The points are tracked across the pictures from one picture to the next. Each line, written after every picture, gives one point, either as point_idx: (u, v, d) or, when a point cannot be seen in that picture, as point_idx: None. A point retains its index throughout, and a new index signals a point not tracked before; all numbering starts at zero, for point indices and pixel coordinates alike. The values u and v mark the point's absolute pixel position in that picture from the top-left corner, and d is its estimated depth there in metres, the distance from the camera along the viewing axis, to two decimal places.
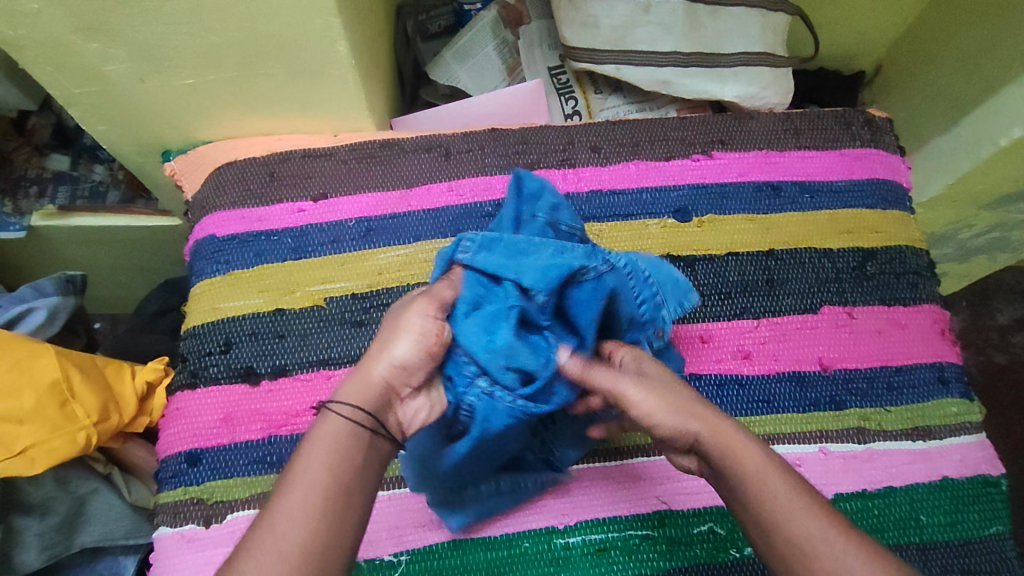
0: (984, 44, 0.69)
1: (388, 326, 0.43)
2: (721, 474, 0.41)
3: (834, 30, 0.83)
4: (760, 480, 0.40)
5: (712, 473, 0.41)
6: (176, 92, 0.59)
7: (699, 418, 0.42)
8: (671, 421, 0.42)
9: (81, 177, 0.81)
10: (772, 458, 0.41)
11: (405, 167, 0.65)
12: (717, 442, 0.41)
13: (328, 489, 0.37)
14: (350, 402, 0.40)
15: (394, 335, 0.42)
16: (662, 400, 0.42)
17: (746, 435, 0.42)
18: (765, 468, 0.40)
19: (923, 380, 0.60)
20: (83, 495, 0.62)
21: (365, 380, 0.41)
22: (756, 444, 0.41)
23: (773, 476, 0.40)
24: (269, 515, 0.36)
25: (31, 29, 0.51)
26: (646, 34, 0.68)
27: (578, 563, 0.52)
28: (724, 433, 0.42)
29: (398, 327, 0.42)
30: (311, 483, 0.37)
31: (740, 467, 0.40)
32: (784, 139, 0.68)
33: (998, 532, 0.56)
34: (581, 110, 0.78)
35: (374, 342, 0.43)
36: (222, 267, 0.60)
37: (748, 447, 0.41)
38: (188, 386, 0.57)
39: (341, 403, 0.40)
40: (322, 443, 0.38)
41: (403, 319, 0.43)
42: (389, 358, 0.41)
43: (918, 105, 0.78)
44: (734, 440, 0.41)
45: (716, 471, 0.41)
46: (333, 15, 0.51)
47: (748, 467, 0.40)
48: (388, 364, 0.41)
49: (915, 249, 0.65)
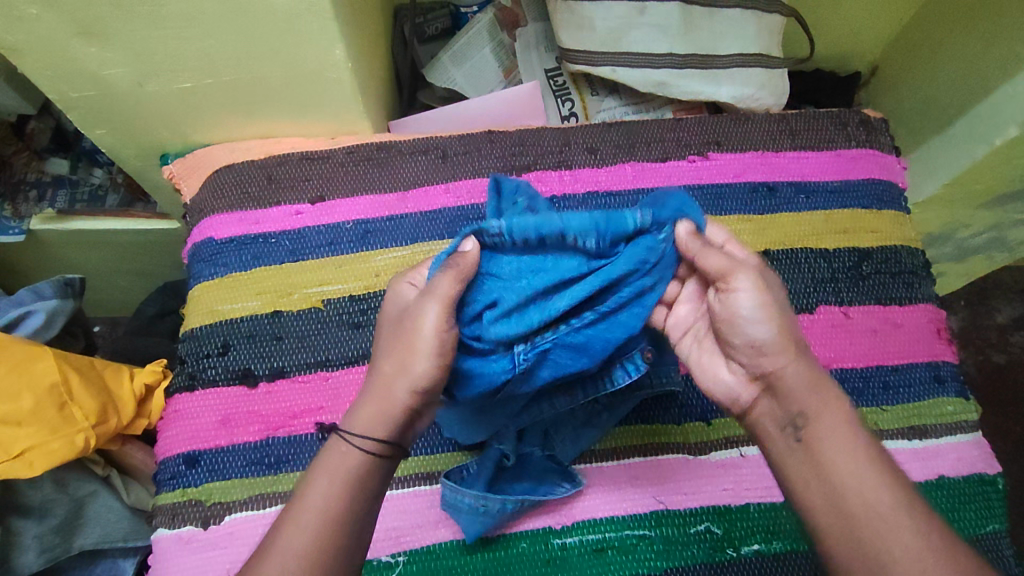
0: (978, 44, 0.69)
1: (396, 340, 0.42)
2: (790, 409, 0.42)
3: (829, 31, 0.84)
4: (840, 431, 0.41)
5: (779, 405, 0.43)
6: (173, 95, 0.60)
7: (794, 353, 0.43)
8: (772, 333, 0.42)
9: (80, 180, 0.82)
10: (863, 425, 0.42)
11: (402, 169, 0.65)
12: (805, 379, 0.42)
13: (331, 512, 0.39)
14: (364, 431, 0.41)
15: (404, 356, 0.41)
16: (772, 310, 0.43)
17: (839, 392, 0.43)
18: (846, 425, 0.41)
19: (920, 379, 0.60)
20: (81, 498, 0.62)
21: (377, 406, 0.42)
22: (848, 405, 0.42)
23: (851, 435, 0.41)
24: (275, 537, 0.39)
25: (29, 34, 0.51)
26: (642, 36, 0.68)
27: (575, 562, 0.52)
28: (817, 377, 0.43)
29: (412, 343, 0.41)
30: (313, 507, 0.39)
31: (821, 413, 0.41)
32: (780, 140, 0.68)
33: (994, 530, 0.56)
34: (578, 112, 0.78)
35: (385, 361, 0.42)
36: (220, 270, 0.61)
37: (837, 402, 0.42)
38: (186, 388, 0.57)
39: (355, 433, 0.41)
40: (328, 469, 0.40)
41: (415, 335, 0.41)
42: (403, 382, 0.41)
43: (913, 105, 0.79)
44: (829, 392, 0.42)
45: (784, 406, 0.42)
46: (330, 18, 0.51)
47: (834, 417, 0.41)
48: (404, 389, 0.41)
49: (910, 248, 0.65)
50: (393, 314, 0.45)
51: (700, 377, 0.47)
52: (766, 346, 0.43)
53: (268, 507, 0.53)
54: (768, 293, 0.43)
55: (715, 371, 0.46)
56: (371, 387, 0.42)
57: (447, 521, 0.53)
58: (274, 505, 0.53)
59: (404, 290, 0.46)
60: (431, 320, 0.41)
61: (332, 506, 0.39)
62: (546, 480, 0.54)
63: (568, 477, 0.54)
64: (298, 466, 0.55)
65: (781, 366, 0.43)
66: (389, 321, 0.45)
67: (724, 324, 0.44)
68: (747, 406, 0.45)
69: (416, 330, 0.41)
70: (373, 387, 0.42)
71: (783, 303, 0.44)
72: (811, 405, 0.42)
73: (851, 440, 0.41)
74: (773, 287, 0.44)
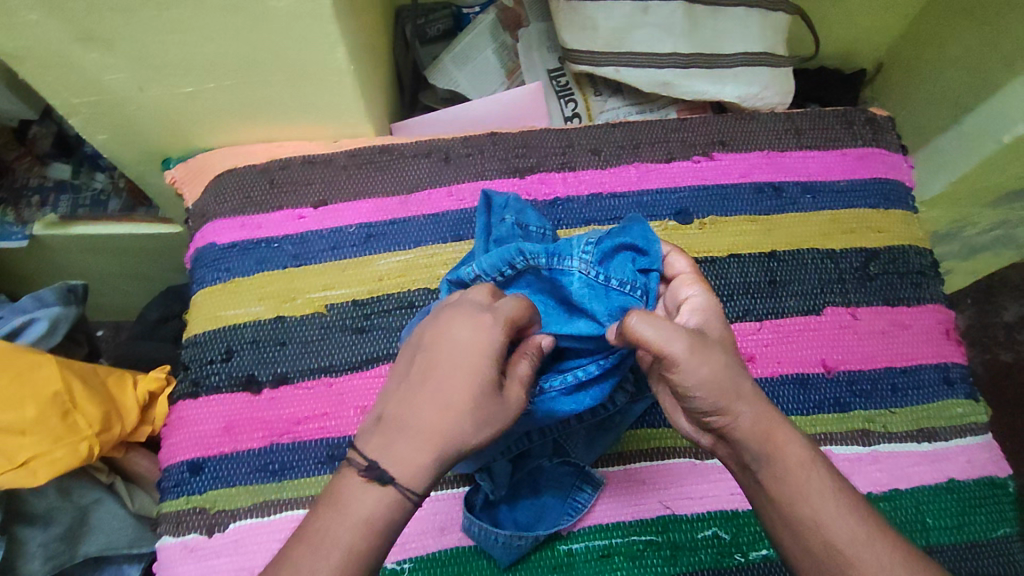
0: (984, 41, 0.68)
1: (479, 403, 0.39)
2: (744, 457, 0.42)
3: (834, 29, 0.83)
4: (800, 472, 0.40)
5: (734, 451, 0.42)
6: (175, 100, 0.59)
7: (748, 404, 0.41)
8: (712, 400, 0.40)
9: (83, 185, 0.81)
10: (816, 450, 0.42)
11: (406, 171, 0.64)
12: (754, 431, 0.41)
13: (359, 556, 0.37)
14: (411, 486, 0.38)
15: (481, 425, 0.39)
16: (710, 373, 0.40)
17: (788, 423, 0.42)
18: (802, 462, 0.41)
19: (929, 381, 0.60)
20: (85, 506, 0.62)
21: (428, 462, 0.39)
22: (797, 436, 0.41)
23: (813, 470, 0.40)
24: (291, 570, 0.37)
25: (30, 39, 0.51)
26: (646, 36, 0.67)
27: (582, 569, 0.52)
28: (766, 421, 0.41)
29: (487, 416, 0.39)
30: (338, 549, 0.37)
31: (777, 458, 0.41)
32: (786, 139, 0.68)
33: (1006, 534, 0.55)
34: (581, 113, 0.78)
35: (452, 417, 0.39)
36: (223, 275, 0.60)
37: (790, 437, 0.41)
38: (190, 395, 0.57)
39: (404, 483, 0.38)
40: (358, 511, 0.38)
41: (501, 414, 0.40)
42: (462, 452, 0.39)
43: (918, 103, 0.78)
44: (778, 432, 0.41)
45: (740, 454, 0.42)
46: (330, 22, 0.51)
47: (785, 457, 0.41)
48: (460, 455, 0.40)
49: (919, 248, 0.65)
50: (456, 355, 0.40)
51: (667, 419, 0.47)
52: (710, 411, 0.41)
53: (273, 515, 0.53)
54: (702, 366, 0.40)
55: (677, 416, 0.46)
56: (426, 435, 0.39)
57: (452, 527, 0.53)
58: (280, 512, 0.53)
59: (495, 333, 0.41)
60: (518, 405, 0.41)
61: (357, 546, 0.37)
62: (564, 485, 0.54)
63: (586, 479, 0.54)
64: (303, 472, 0.54)
65: (727, 420, 0.41)
66: (449, 361, 0.40)
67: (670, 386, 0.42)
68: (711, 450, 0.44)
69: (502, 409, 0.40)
70: (424, 433, 0.39)
71: (724, 357, 0.41)
72: (757, 449, 0.41)
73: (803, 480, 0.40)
74: (708, 352, 0.40)
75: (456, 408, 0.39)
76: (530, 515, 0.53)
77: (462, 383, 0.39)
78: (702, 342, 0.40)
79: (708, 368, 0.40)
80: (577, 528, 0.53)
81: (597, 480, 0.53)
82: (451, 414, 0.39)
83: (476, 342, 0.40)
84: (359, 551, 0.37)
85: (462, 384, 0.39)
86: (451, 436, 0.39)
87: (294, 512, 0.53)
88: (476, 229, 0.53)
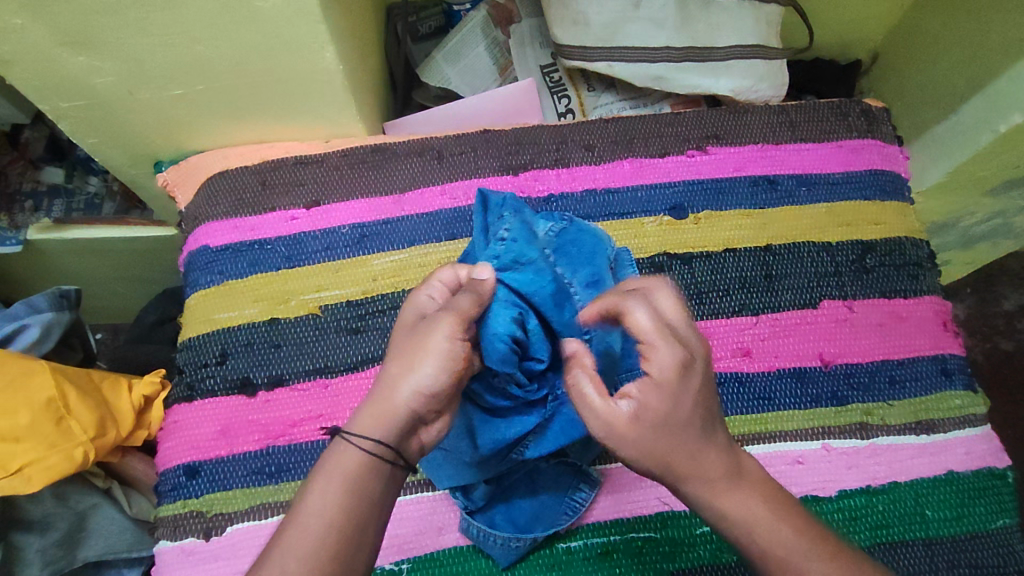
0: (979, 30, 0.68)
1: (411, 343, 0.41)
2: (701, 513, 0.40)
3: (829, 21, 0.83)
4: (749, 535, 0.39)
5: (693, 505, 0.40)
6: (164, 103, 0.59)
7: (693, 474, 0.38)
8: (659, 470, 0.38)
9: (76, 189, 0.82)
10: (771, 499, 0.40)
11: (398, 171, 0.64)
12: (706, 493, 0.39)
13: (341, 524, 0.37)
14: (369, 433, 0.39)
15: (414, 359, 0.40)
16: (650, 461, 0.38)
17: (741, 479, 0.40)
18: (755, 523, 0.39)
19: (926, 372, 0.59)
20: (83, 511, 0.62)
21: (378, 408, 0.39)
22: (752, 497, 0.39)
23: (764, 530, 0.39)
24: (272, 550, 0.36)
25: (17, 44, 0.50)
26: (638, 30, 0.68)
27: (581, 566, 0.52)
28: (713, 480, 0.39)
29: (420, 349, 0.40)
30: (318, 515, 0.37)
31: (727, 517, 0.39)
32: (780, 132, 0.67)
33: (1005, 524, 0.55)
34: (574, 109, 0.77)
35: (390, 365, 0.41)
36: (216, 278, 0.60)
37: (740, 496, 0.39)
38: (185, 399, 0.57)
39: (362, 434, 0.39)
40: (338, 474, 0.38)
41: (429, 337, 0.40)
42: (408, 391, 0.39)
43: (914, 93, 0.77)
44: (727, 494, 0.39)
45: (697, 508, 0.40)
46: (319, 21, 0.50)
47: (730, 507, 0.39)
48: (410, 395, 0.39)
49: (915, 239, 0.64)
50: (404, 321, 0.44)
51: None
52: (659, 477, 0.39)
53: (268, 517, 0.53)
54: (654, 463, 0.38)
55: None
56: (377, 393, 0.40)
57: (450, 527, 0.53)
58: (276, 513, 0.53)
59: (418, 299, 0.44)
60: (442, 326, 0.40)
61: (336, 512, 0.37)
62: (560, 485, 0.54)
63: (584, 478, 0.54)
64: (300, 474, 0.54)
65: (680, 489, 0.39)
66: (400, 328, 0.43)
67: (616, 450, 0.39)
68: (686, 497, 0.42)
69: (430, 335, 0.40)
70: (374, 392, 0.41)
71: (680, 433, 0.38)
72: (702, 494, 0.39)
73: (763, 526, 0.39)
74: (659, 438, 0.38)
75: (394, 359, 0.41)
76: (528, 515, 0.53)
77: (399, 338, 0.42)
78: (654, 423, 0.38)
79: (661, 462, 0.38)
80: (576, 527, 0.53)
81: (597, 476, 0.54)
82: (389, 366, 0.41)
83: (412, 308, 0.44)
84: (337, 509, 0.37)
85: (399, 339, 0.42)
86: (391, 383, 0.40)
87: None
88: (474, 231, 0.51)
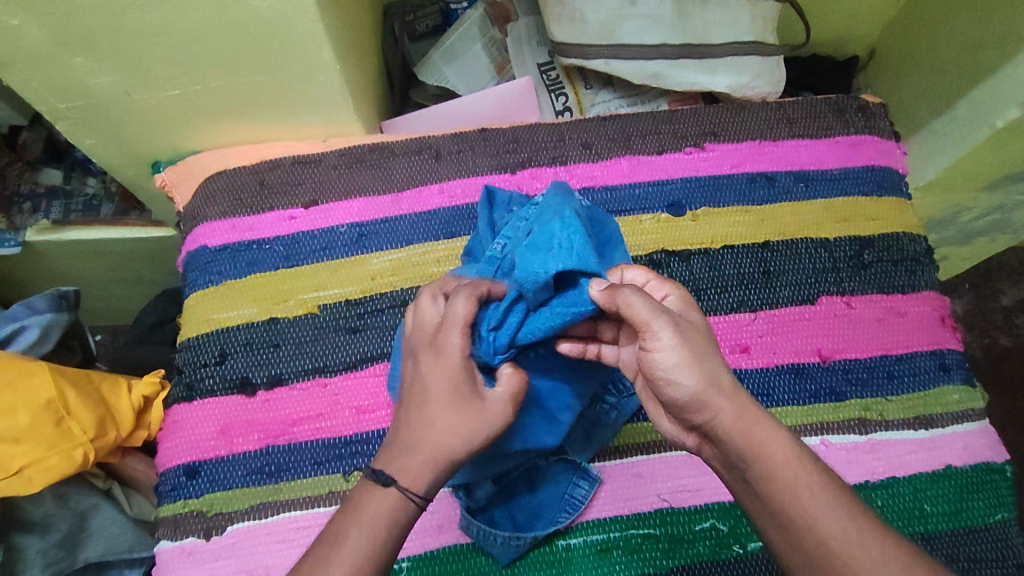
0: (975, 24, 0.67)
1: (463, 413, 0.41)
2: (733, 455, 0.40)
3: (825, 18, 0.83)
4: (789, 473, 0.39)
5: (724, 450, 0.40)
6: (162, 104, 0.59)
7: (729, 398, 0.40)
8: (692, 393, 0.40)
9: (74, 191, 0.81)
10: (802, 447, 0.40)
11: (396, 170, 0.64)
12: (735, 427, 0.39)
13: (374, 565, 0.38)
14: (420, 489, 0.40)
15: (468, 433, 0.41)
16: (695, 368, 0.39)
17: (771, 422, 0.40)
18: (789, 464, 0.39)
19: (924, 368, 0.59)
20: (83, 512, 0.62)
21: (427, 469, 0.40)
22: (782, 434, 0.40)
23: (800, 470, 0.39)
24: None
25: (13, 45, 0.50)
26: (635, 27, 0.67)
27: (580, 564, 0.52)
28: (747, 409, 0.40)
29: (476, 420, 0.41)
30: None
31: (763, 459, 0.39)
32: (777, 128, 0.67)
33: (1004, 518, 0.55)
34: (572, 107, 0.77)
35: (441, 428, 0.40)
36: (214, 278, 0.60)
37: (772, 432, 0.40)
38: (185, 399, 0.57)
39: (410, 489, 0.40)
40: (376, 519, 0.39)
41: (483, 411, 0.41)
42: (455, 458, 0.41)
43: (911, 88, 0.77)
44: (761, 428, 0.40)
45: (722, 450, 0.41)
46: (316, 21, 0.50)
47: (766, 445, 0.39)
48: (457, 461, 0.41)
49: (912, 235, 0.64)
50: (439, 371, 0.41)
51: (648, 412, 0.46)
52: (689, 403, 0.40)
53: (269, 517, 0.53)
54: (683, 372, 0.39)
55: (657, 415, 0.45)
56: (423, 449, 0.41)
57: (450, 526, 0.53)
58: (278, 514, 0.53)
59: (453, 348, 0.42)
60: (501, 408, 0.41)
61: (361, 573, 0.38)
62: (560, 484, 0.54)
63: (584, 475, 0.54)
64: (300, 473, 0.54)
65: (710, 415, 0.40)
66: (434, 379, 0.41)
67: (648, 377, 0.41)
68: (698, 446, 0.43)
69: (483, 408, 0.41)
70: (421, 448, 0.41)
71: (712, 357, 0.40)
72: (737, 431, 0.39)
73: (796, 468, 0.39)
74: (693, 344, 0.40)
75: (444, 423, 0.41)
76: (527, 514, 0.53)
77: (441, 396, 0.41)
78: (687, 335, 0.40)
79: (691, 371, 0.39)
80: (577, 525, 0.53)
81: (597, 474, 0.54)
82: (437, 428, 0.41)
83: (444, 361, 0.42)
84: (374, 553, 0.39)
85: (441, 396, 0.41)
86: (442, 447, 0.40)
87: (291, 514, 0.53)
88: (481, 224, 0.52)
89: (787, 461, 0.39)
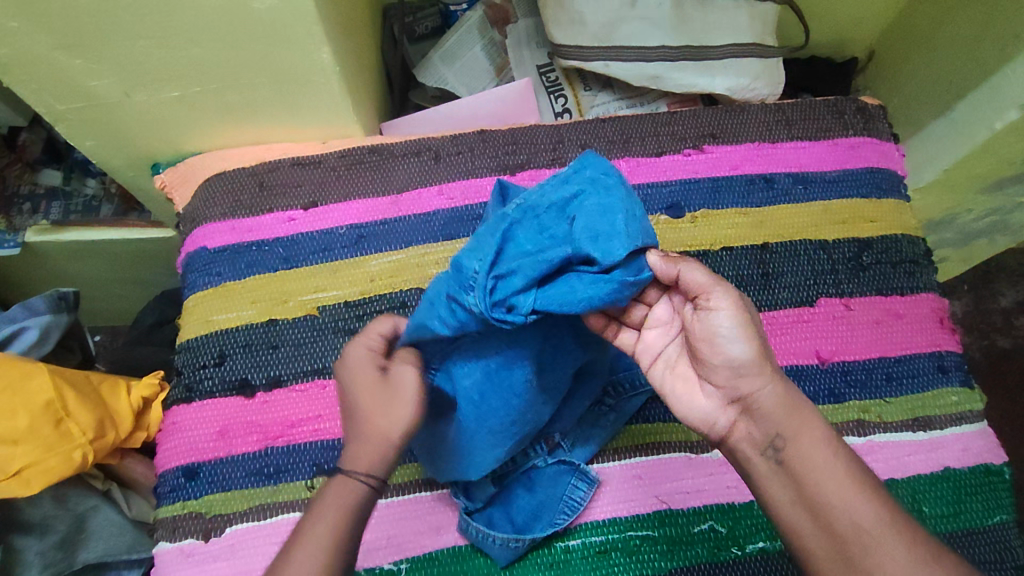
0: (974, 27, 0.68)
1: (376, 397, 0.42)
2: (774, 431, 0.41)
3: (825, 20, 0.83)
4: (824, 456, 0.40)
5: (765, 425, 0.41)
6: (161, 105, 0.59)
7: (777, 376, 0.41)
8: (747, 359, 0.40)
9: (74, 191, 0.82)
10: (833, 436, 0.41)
11: (394, 172, 0.64)
12: (779, 405, 0.41)
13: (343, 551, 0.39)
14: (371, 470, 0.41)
15: (387, 409, 0.42)
16: (752, 336, 0.41)
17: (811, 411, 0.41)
18: (824, 448, 0.40)
19: (923, 370, 0.60)
20: (82, 513, 0.63)
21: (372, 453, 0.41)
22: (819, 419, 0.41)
23: (835, 455, 0.40)
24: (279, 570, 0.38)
25: (12, 47, 0.50)
26: (635, 29, 0.68)
27: (579, 565, 0.52)
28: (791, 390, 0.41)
29: (394, 399, 0.42)
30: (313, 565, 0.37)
31: (803, 439, 0.40)
32: (776, 130, 0.67)
33: (1002, 520, 0.55)
34: (571, 108, 0.78)
35: (366, 416, 0.42)
36: (214, 279, 0.60)
37: (812, 417, 0.41)
38: (183, 400, 0.57)
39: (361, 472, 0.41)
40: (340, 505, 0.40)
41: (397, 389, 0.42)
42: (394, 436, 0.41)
43: (910, 90, 0.77)
44: (802, 411, 0.41)
45: (763, 427, 0.41)
46: (315, 23, 0.51)
47: (807, 425, 0.41)
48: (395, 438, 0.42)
49: (911, 237, 0.65)
50: (352, 374, 0.44)
51: (672, 398, 0.44)
52: (742, 369, 0.41)
53: (268, 518, 0.53)
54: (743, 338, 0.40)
55: (684, 399, 0.44)
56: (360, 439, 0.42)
57: (449, 527, 0.53)
58: (277, 515, 0.53)
59: (357, 352, 0.44)
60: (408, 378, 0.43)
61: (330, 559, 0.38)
62: (559, 485, 0.54)
63: (583, 476, 0.54)
64: (298, 475, 0.54)
65: (760, 385, 0.41)
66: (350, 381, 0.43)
67: (699, 343, 0.41)
68: (730, 430, 0.42)
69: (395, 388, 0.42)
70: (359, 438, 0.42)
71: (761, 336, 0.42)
72: (781, 408, 0.41)
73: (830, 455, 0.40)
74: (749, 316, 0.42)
75: (367, 411, 0.42)
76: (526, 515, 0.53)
77: (356, 391, 0.43)
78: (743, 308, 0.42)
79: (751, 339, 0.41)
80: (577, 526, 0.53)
81: (597, 475, 0.54)
82: (362, 418, 0.42)
83: (350, 363, 0.44)
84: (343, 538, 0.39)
85: (357, 391, 0.43)
86: (373, 431, 0.41)
87: (289, 515, 0.53)
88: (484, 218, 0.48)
89: (820, 448, 0.40)
